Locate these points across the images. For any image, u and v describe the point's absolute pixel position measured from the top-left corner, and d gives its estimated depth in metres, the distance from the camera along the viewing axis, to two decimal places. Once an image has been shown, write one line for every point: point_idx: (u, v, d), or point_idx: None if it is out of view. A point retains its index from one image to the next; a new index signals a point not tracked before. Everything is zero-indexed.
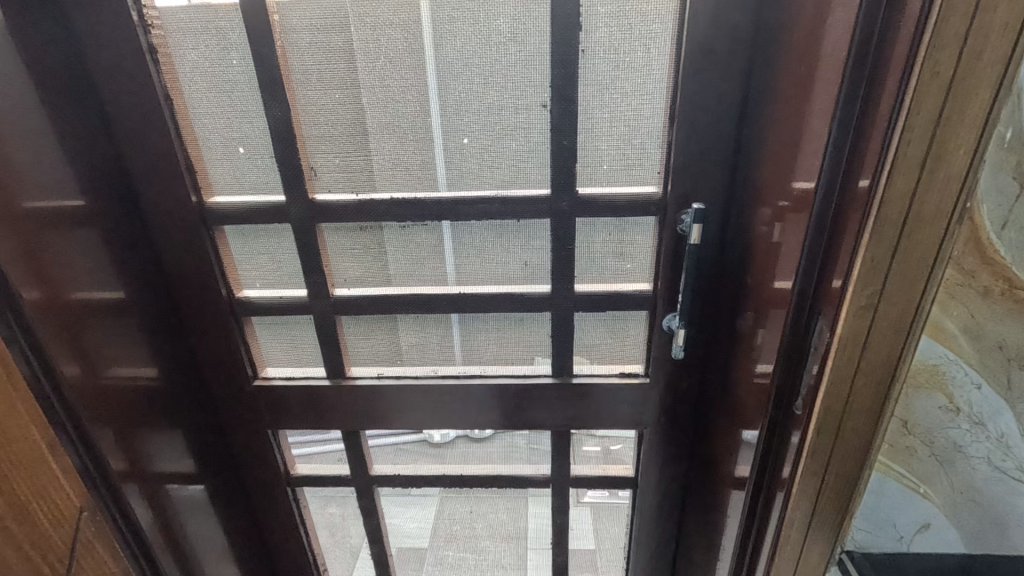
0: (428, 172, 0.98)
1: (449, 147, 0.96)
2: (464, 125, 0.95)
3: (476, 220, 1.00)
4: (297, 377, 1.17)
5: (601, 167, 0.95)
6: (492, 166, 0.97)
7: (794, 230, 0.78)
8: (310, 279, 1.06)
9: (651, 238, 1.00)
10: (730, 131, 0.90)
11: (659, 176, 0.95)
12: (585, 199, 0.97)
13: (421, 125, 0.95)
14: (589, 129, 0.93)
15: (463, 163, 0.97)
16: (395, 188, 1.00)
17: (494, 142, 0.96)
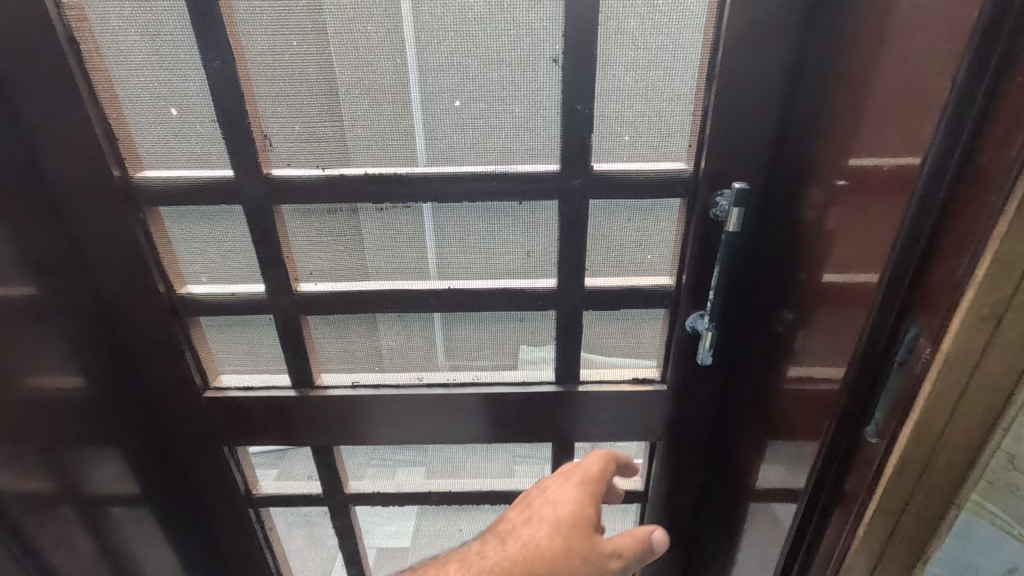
0: (409, 143, 0.81)
1: (433, 113, 0.79)
2: (454, 87, 0.77)
3: (470, 203, 0.84)
4: (257, 387, 1.00)
5: (621, 138, 0.79)
6: (490, 136, 0.80)
7: (857, 216, 0.64)
8: (268, 273, 0.88)
9: (676, 225, 0.85)
10: (779, 96, 0.74)
11: (690, 150, 0.80)
12: (600, 177, 0.81)
13: (399, 84, 0.77)
14: (606, 93, 0.77)
15: (452, 133, 0.80)
16: (369, 163, 0.82)
17: (492, 108, 0.78)
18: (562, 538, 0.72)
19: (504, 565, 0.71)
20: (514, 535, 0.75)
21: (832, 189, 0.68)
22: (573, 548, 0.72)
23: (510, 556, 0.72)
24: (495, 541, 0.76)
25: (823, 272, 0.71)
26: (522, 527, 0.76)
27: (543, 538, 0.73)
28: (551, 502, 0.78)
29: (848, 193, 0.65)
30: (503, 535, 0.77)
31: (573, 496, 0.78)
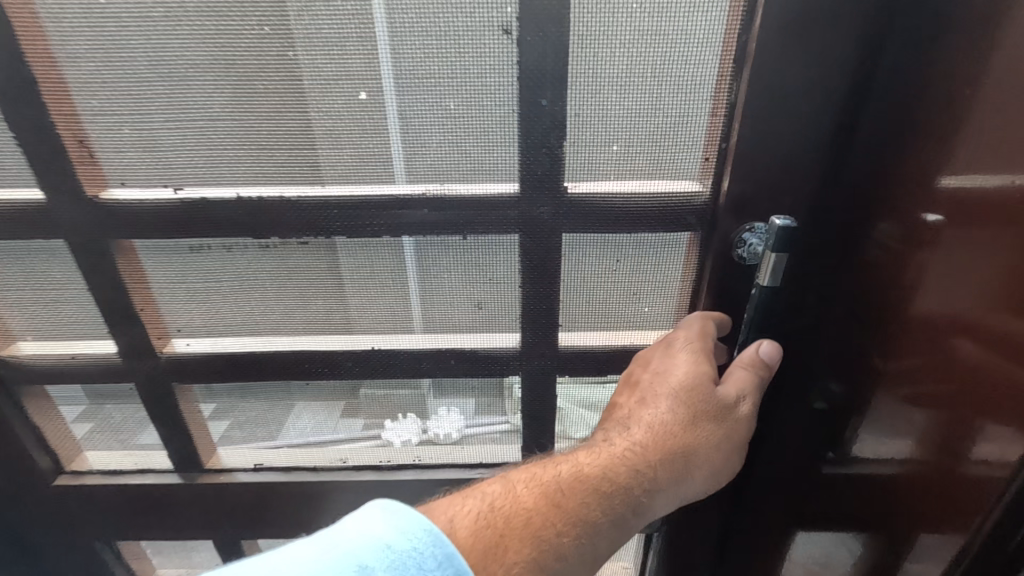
0: (298, 155, 0.54)
1: (330, 111, 0.53)
2: (359, 71, 0.51)
3: (464, 237, 0.59)
4: (128, 470, 0.76)
5: (607, 149, 0.54)
6: (416, 144, 0.54)
7: (983, 299, 0.41)
8: (121, 330, 0.64)
9: (683, 269, 0.61)
10: (845, 87, 0.50)
11: (707, 166, 0.55)
12: (577, 204, 0.57)
13: (275, 67, 0.51)
14: (588, 79, 0.51)
15: (360, 140, 0.54)
16: (240, 182, 0.56)
17: (417, 101, 0.52)
18: (692, 412, 0.55)
19: (636, 450, 0.53)
20: (635, 416, 0.56)
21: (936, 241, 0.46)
22: (709, 424, 0.55)
23: (641, 440, 0.54)
24: (610, 424, 0.57)
25: (908, 346, 0.50)
26: (639, 405, 0.57)
27: (669, 418, 0.55)
28: (666, 370, 0.58)
29: (969, 260, 0.42)
30: (618, 416, 0.58)
31: (692, 357, 0.57)
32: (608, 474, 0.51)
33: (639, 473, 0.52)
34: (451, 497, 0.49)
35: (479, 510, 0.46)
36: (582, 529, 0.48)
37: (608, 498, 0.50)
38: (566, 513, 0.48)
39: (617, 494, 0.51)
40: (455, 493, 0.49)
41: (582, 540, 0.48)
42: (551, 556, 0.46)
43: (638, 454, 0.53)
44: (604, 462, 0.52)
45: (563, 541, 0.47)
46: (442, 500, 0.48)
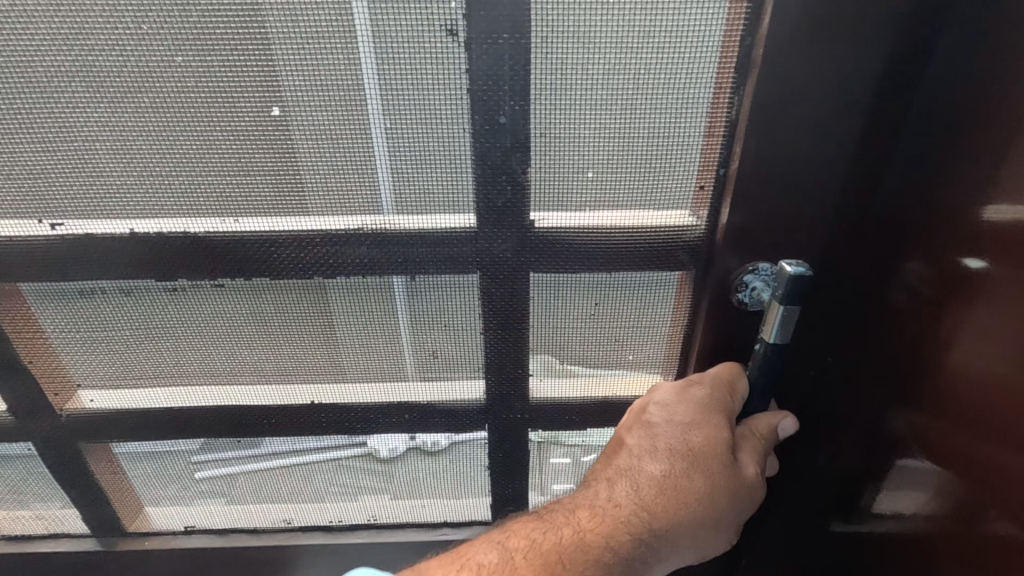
0: (203, 184, 0.44)
1: (239, 130, 0.43)
2: (271, 83, 0.41)
3: (448, 279, 0.49)
4: (40, 536, 0.66)
5: (580, 176, 0.45)
6: (351, 170, 0.44)
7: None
8: (11, 387, 0.54)
9: (673, 314, 0.52)
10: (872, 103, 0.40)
11: (701, 196, 0.46)
12: (546, 242, 0.47)
13: (163, 78, 0.40)
14: (557, 93, 0.41)
15: (279, 165, 0.44)
16: (135, 219, 0.45)
17: (347, 119, 0.43)
18: (710, 481, 0.45)
19: (644, 517, 0.44)
20: (644, 470, 0.46)
21: (984, 302, 0.37)
22: (728, 495, 0.45)
23: (649, 505, 0.45)
24: (615, 470, 0.47)
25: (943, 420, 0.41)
26: (651, 457, 0.47)
27: (681, 483, 0.45)
28: (683, 423, 0.47)
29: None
30: (625, 462, 0.48)
31: (713, 414, 0.47)
32: (612, 543, 0.43)
33: (644, 544, 0.44)
34: (447, 558, 0.44)
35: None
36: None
37: (612, 573, 0.43)
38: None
39: (622, 567, 0.43)
40: (452, 554, 0.45)
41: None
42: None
43: (646, 523, 0.44)
44: (608, 528, 0.44)
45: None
46: (439, 562, 0.44)
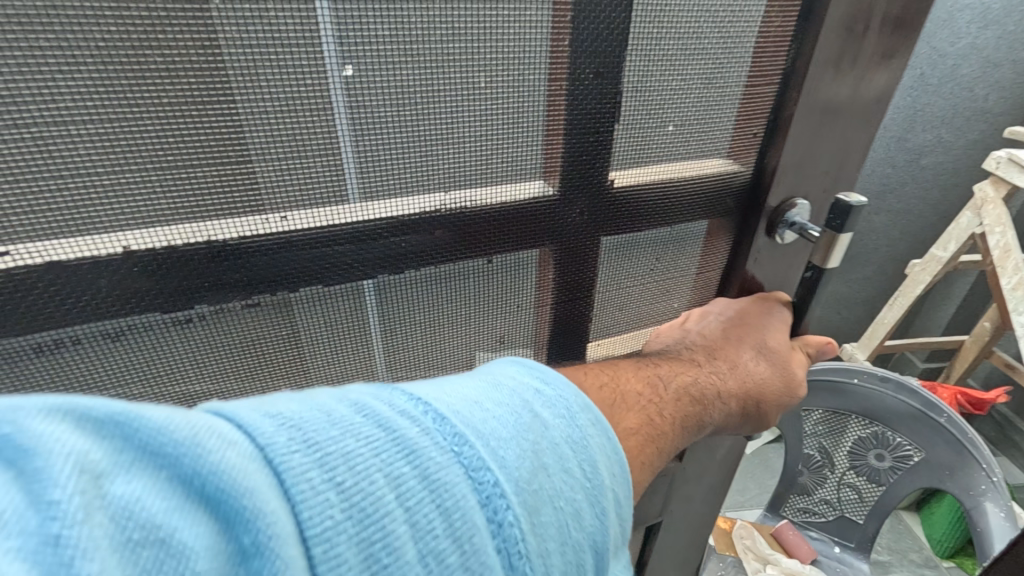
0: (243, 169, 0.34)
1: (158, 103, 0.31)
2: (202, 36, 0.30)
3: (495, 282, 0.45)
4: None
5: (663, 129, 0.43)
6: (312, 153, 0.35)
7: None
8: None
9: (700, 261, 0.52)
10: (900, 47, 0.44)
11: (751, 142, 0.47)
12: (623, 202, 0.45)
13: (50, 22, 0.27)
14: (650, 42, 0.39)
15: (222, 150, 0.33)
16: (19, 243, 0.31)
17: (425, 83, 0.36)
18: (770, 357, 0.44)
19: (717, 378, 0.42)
20: (717, 344, 0.44)
21: None
22: (787, 374, 0.44)
23: (723, 365, 0.43)
24: (687, 343, 0.44)
25: None
26: (722, 330, 0.45)
27: (748, 358, 0.44)
28: (747, 315, 0.46)
29: None
30: (689, 333, 0.45)
31: (773, 311, 0.47)
32: (691, 387, 0.40)
33: (713, 404, 0.41)
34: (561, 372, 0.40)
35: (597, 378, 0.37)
36: (672, 439, 0.37)
37: (685, 404, 0.39)
38: (658, 399, 0.37)
39: (693, 412, 0.39)
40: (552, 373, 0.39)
41: (665, 431, 0.36)
42: (651, 447, 0.35)
43: (723, 383, 0.41)
44: (692, 380, 0.40)
45: (662, 444, 0.36)
46: (565, 372, 0.38)
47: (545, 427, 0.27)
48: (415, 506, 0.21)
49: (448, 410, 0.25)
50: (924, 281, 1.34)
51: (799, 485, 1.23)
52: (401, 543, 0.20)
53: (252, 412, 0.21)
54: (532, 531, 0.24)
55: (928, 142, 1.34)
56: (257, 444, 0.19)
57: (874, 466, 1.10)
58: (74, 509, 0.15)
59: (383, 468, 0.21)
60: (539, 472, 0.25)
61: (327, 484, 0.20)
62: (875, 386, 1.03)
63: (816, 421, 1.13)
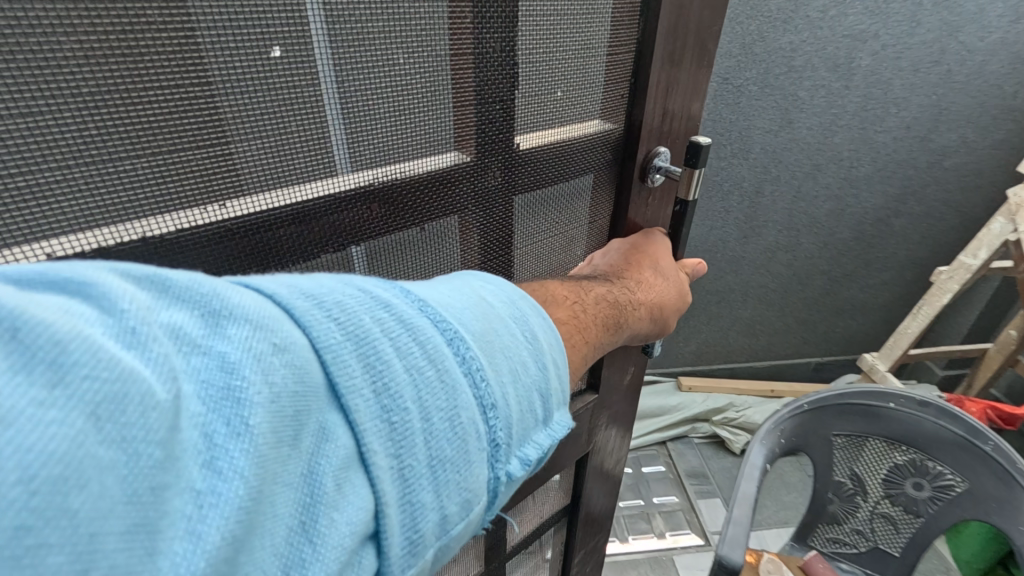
0: (217, 152, 0.34)
1: (126, 88, 0.30)
2: (173, 18, 0.30)
3: (428, 250, 0.49)
4: None
5: (552, 95, 0.50)
6: (271, 134, 0.36)
7: None
8: None
9: (591, 211, 0.60)
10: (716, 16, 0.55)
11: (619, 103, 0.55)
12: (531, 160, 0.51)
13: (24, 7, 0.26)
14: (538, 17, 0.45)
15: (207, 134, 0.34)
16: None
17: (357, 64, 0.38)
18: (661, 271, 0.53)
19: (627, 288, 0.49)
20: (621, 268, 0.52)
21: None
22: (677, 284, 0.54)
23: (630, 280, 0.50)
24: (596, 270, 0.52)
25: None
26: (619, 259, 0.53)
27: (646, 275, 0.52)
28: (632, 245, 0.56)
29: None
30: (593, 269, 0.53)
31: (652, 239, 0.58)
32: (609, 290, 0.46)
33: (630, 306, 0.47)
34: None
35: (530, 285, 0.40)
36: (599, 334, 0.41)
37: (610, 305, 0.44)
38: (584, 300, 0.42)
39: (616, 310, 0.45)
40: None
41: (595, 323, 0.41)
42: (583, 337, 0.39)
43: (633, 293, 0.49)
44: (607, 287, 0.46)
45: (590, 335, 0.40)
46: None
47: (495, 307, 0.29)
48: (404, 340, 0.23)
49: (410, 287, 0.27)
50: (951, 290, 1.39)
51: (829, 514, 1.06)
52: (393, 369, 0.22)
53: (286, 287, 0.22)
54: (496, 375, 0.26)
55: (952, 143, 1.40)
56: (263, 292, 0.21)
57: (913, 496, 0.98)
58: (137, 317, 0.17)
59: (372, 311, 0.23)
60: (491, 330, 0.27)
61: (329, 318, 0.22)
62: (914, 411, 0.96)
63: (844, 451, 1.02)
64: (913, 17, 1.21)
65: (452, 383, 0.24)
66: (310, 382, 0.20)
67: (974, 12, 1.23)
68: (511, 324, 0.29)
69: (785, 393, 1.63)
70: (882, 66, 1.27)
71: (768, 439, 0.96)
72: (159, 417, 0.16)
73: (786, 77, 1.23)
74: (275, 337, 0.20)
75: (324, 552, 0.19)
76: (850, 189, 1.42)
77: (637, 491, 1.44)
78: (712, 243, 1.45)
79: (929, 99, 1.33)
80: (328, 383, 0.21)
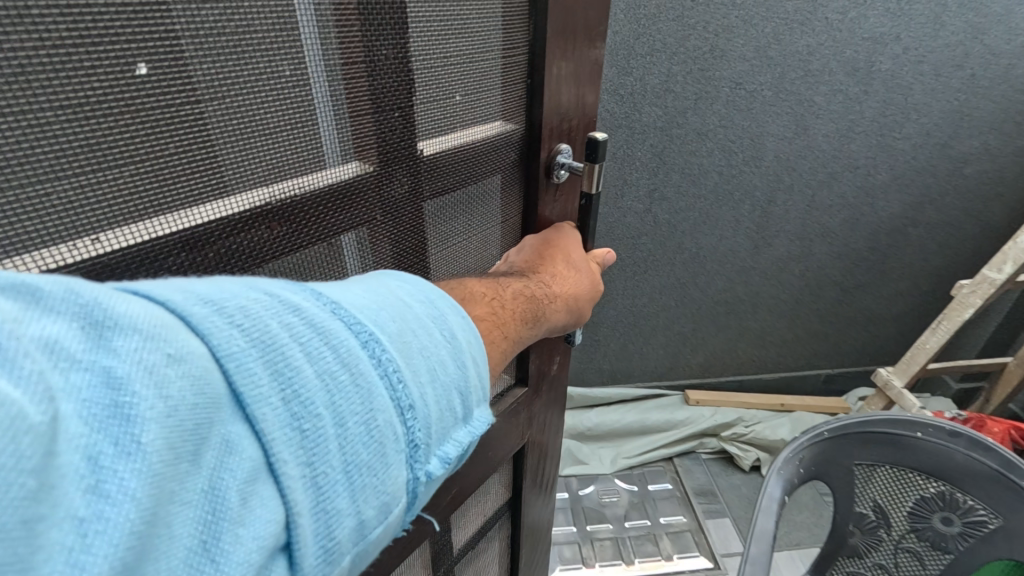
0: (210, 156, 0.37)
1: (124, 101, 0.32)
2: (162, 34, 0.32)
3: (336, 264, 0.48)
4: None
5: (451, 100, 0.50)
6: (258, 138, 0.39)
7: None
8: None
9: (503, 210, 0.61)
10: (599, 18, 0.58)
11: (517, 104, 0.57)
12: (437, 165, 0.52)
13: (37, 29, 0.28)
14: (428, 23, 0.46)
15: (190, 142, 0.35)
16: None
17: (262, 79, 0.37)
18: (573, 263, 0.56)
19: (542, 282, 0.50)
20: (535, 263, 0.53)
21: None
22: (589, 274, 0.56)
23: (545, 276, 0.52)
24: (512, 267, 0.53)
25: None
26: (531, 254, 0.55)
27: (560, 269, 0.54)
28: (543, 240, 0.58)
29: None
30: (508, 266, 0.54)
31: (563, 233, 0.60)
32: (525, 285, 0.47)
33: (547, 297, 0.49)
34: None
35: (448, 285, 0.40)
36: (517, 327, 0.42)
37: (527, 300, 0.45)
38: (501, 294, 0.43)
39: (533, 303, 0.46)
40: None
41: (513, 318, 0.42)
42: (503, 332, 0.40)
43: (548, 286, 0.50)
44: (522, 282, 0.48)
45: (509, 329, 0.41)
46: None
47: (411, 307, 0.29)
48: (314, 344, 0.23)
49: (319, 288, 0.26)
50: (974, 304, 1.31)
51: (850, 547, 0.94)
52: (304, 377, 0.22)
53: (182, 294, 0.21)
54: (413, 377, 0.26)
55: (974, 150, 1.36)
56: (153, 298, 0.20)
57: (942, 531, 0.87)
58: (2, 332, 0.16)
59: (279, 316, 0.23)
60: (405, 329, 0.27)
61: (231, 325, 0.21)
62: (939, 441, 0.85)
63: (867, 480, 0.91)
64: (935, 17, 1.18)
65: (367, 385, 0.24)
66: (211, 393, 0.19)
67: (1000, 13, 1.19)
68: (424, 325, 0.29)
69: (795, 407, 1.64)
70: (904, 71, 1.24)
71: (785, 470, 0.86)
72: (32, 441, 0.15)
73: (802, 82, 1.22)
74: (168, 348, 0.19)
75: (227, 568, 0.18)
76: (866, 198, 1.40)
77: (644, 510, 1.47)
78: (722, 252, 1.44)
79: (951, 104, 1.30)
80: (231, 392, 0.20)
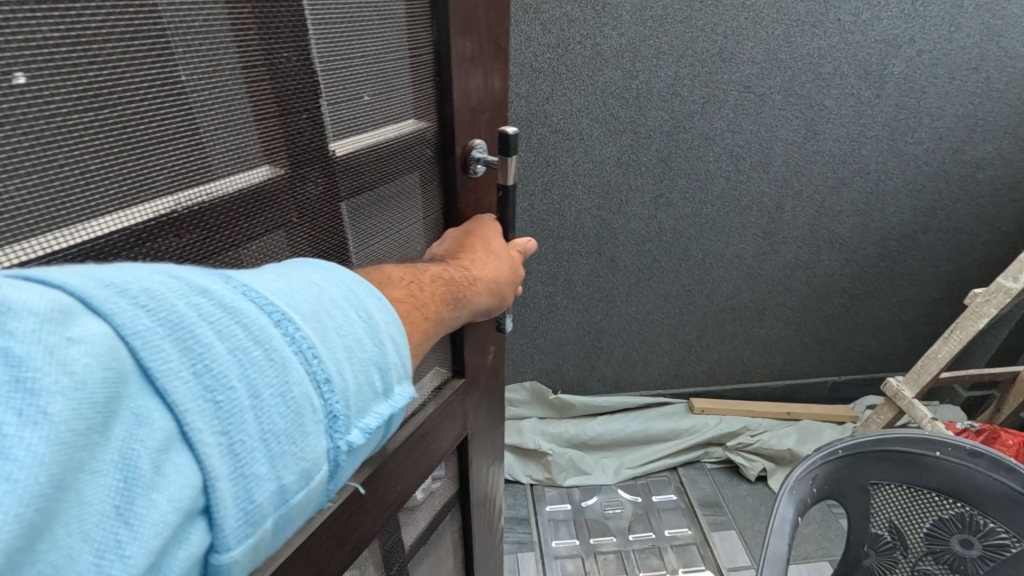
0: (192, 148, 0.40)
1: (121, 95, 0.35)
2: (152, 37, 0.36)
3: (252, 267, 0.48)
4: None
5: (359, 100, 0.51)
6: (235, 131, 0.43)
7: None
8: None
9: (423, 205, 0.63)
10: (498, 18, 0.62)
11: (426, 102, 0.58)
12: (350, 164, 0.52)
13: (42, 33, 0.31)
14: (329, 26, 0.47)
15: (176, 135, 0.39)
16: None
17: (176, 86, 0.38)
18: (494, 250, 0.58)
19: (464, 269, 0.52)
20: (457, 252, 0.55)
21: None
22: (510, 261, 0.59)
23: (467, 263, 0.54)
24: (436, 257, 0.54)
25: None
26: (452, 243, 0.57)
27: (481, 256, 0.56)
28: (463, 231, 0.60)
29: None
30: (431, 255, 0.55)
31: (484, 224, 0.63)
32: (446, 270, 0.49)
33: (467, 282, 0.51)
34: None
35: (366, 270, 0.42)
36: (438, 309, 0.44)
37: (447, 283, 0.47)
38: (419, 278, 0.44)
39: (454, 287, 0.48)
40: None
41: (433, 300, 0.44)
42: (421, 314, 0.41)
43: (469, 271, 0.53)
44: (442, 268, 0.50)
45: (429, 311, 0.43)
46: None
47: (325, 289, 0.30)
48: (225, 322, 0.24)
49: (228, 272, 0.27)
50: (988, 314, 1.23)
51: (865, 568, 0.93)
52: (216, 353, 0.23)
53: (85, 279, 0.21)
54: (330, 353, 0.27)
55: (987, 155, 1.40)
56: (52, 282, 0.20)
57: (961, 554, 0.86)
58: None
59: (186, 297, 0.23)
60: (319, 309, 0.28)
61: (135, 305, 0.22)
62: (965, 465, 0.83)
63: (881, 499, 0.90)
64: (953, 19, 1.22)
65: (281, 359, 0.25)
66: (121, 368, 0.20)
67: (1018, 15, 1.23)
68: (337, 306, 0.30)
69: (801, 416, 1.69)
70: (919, 74, 1.28)
71: (799, 492, 0.82)
72: None
73: (812, 85, 1.26)
74: (69, 329, 0.19)
75: (141, 531, 0.19)
76: (876, 203, 1.44)
77: (649, 522, 1.48)
78: (729, 258, 1.50)
79: (965, 109, 1.33)
80: (140, 367, 0.21)
